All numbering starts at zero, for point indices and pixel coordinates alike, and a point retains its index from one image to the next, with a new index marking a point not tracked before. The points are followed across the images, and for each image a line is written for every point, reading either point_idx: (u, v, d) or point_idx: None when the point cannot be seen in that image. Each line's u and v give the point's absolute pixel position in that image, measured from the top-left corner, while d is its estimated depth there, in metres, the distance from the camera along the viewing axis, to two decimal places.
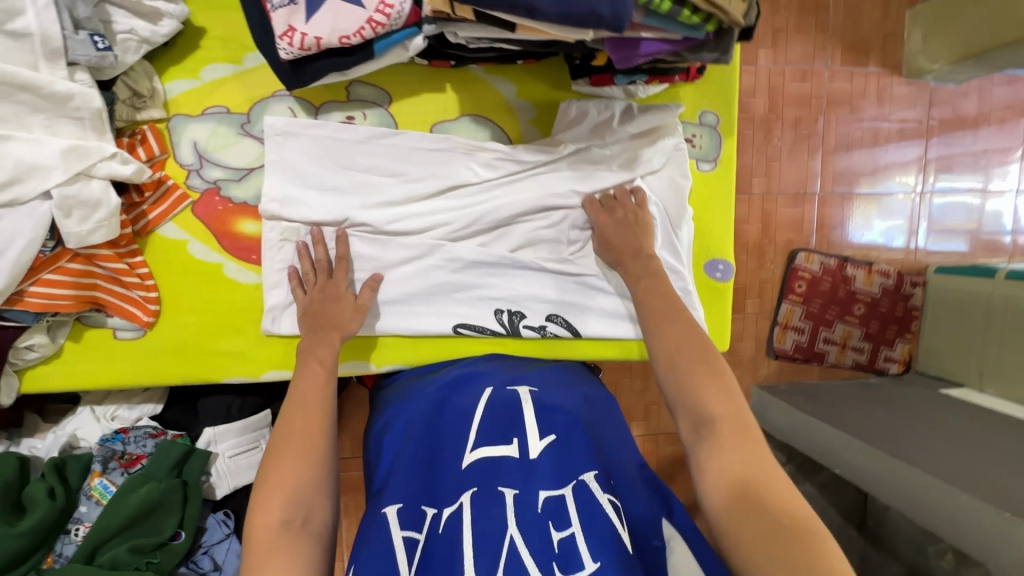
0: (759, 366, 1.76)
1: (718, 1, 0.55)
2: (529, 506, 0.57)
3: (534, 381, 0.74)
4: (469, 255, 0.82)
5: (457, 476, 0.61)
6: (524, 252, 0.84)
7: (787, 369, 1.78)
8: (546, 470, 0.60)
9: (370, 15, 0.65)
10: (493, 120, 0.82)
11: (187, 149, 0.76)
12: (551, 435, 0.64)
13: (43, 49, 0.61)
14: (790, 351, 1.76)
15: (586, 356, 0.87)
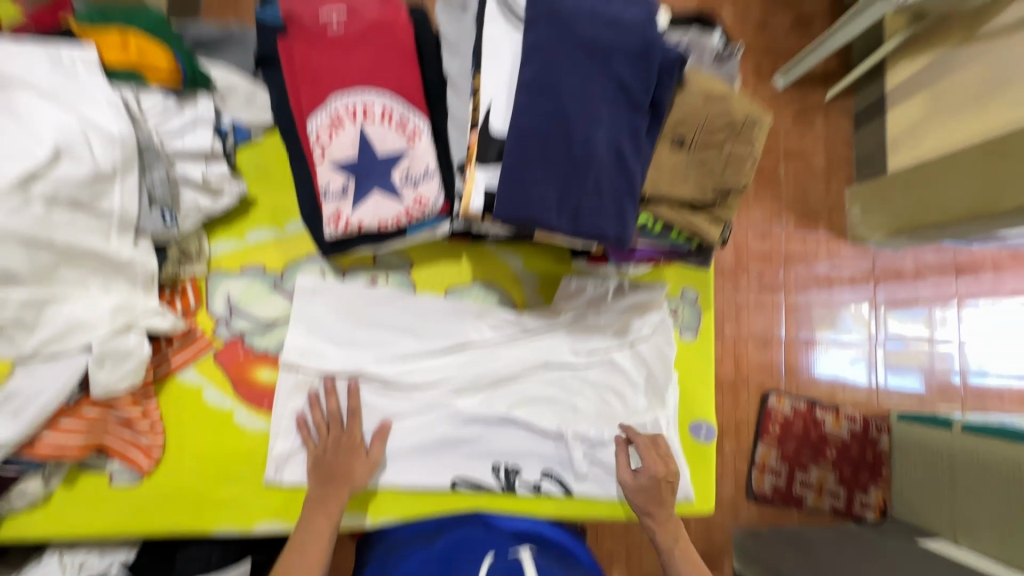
0: (739, 507, 1.77)
1: (700, 228, 0.68)
2: None
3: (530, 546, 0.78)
4: (472, 411, 0.87)
5: None
6: (523, 409, 0.89)
7: (768, 511, 1.79)
8: None
9: (405, 207, 0.77)
10: (501, 288, 0.92)
11: (220, 301, 0.82)
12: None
13: (118, 222, 0.68)
14: (769, 494, 1.78)
15: (577, 513, 0.89)
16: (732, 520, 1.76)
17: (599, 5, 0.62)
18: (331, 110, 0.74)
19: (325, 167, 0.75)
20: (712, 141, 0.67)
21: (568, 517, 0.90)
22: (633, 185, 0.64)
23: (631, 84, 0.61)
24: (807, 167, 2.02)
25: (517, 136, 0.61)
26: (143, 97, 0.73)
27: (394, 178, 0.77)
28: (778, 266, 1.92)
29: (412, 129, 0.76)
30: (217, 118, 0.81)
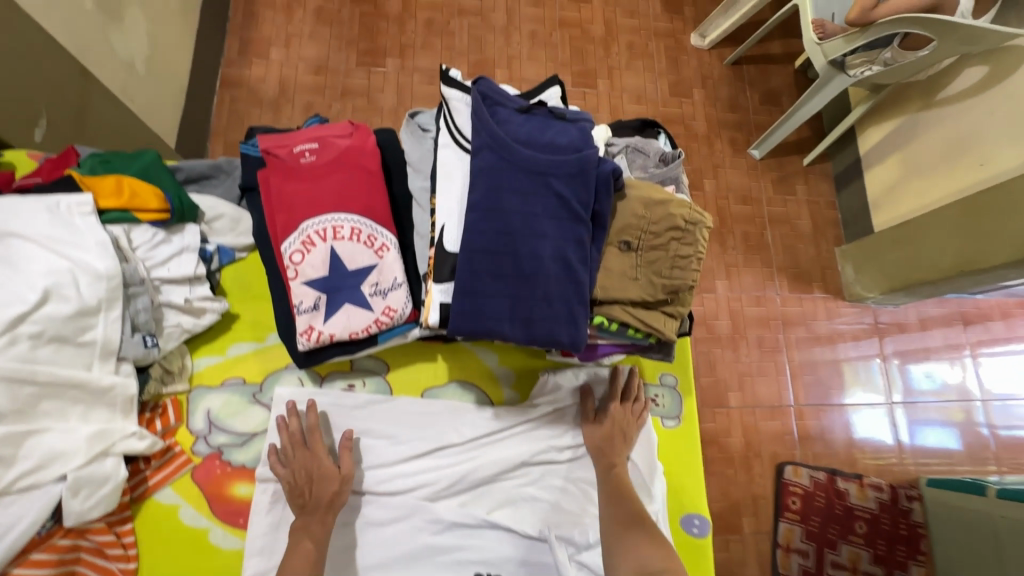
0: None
1: (654, 323, 0.70)
2: None
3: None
4: (450, 516, 0.85)
5: None
6: (503, 511, 0.87)
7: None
8: None
9: (376, 316, 0.80)
10: (477, 385, 0.93)
11: (200, 416, 0.85)
12: None
13: (101, 351, 0.72)
14: None
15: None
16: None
17: (536, 131, 0.67)
18: (302, 232, 0.79)
19: (297, 284, 0.79)
20: (656, 242, 0.69)
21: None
22: (581, 291, 0.66)
23: (570, 198, 0.65)
24: (793, 231, 2.03)
25: (466, 253, 0.65)
26: (133, 231, 0.80)
27: (364, 290, 0.81)
28: (777, 329, 1.90)
29: (380, 244, 0.82)
30: (203, 243, 0.87)
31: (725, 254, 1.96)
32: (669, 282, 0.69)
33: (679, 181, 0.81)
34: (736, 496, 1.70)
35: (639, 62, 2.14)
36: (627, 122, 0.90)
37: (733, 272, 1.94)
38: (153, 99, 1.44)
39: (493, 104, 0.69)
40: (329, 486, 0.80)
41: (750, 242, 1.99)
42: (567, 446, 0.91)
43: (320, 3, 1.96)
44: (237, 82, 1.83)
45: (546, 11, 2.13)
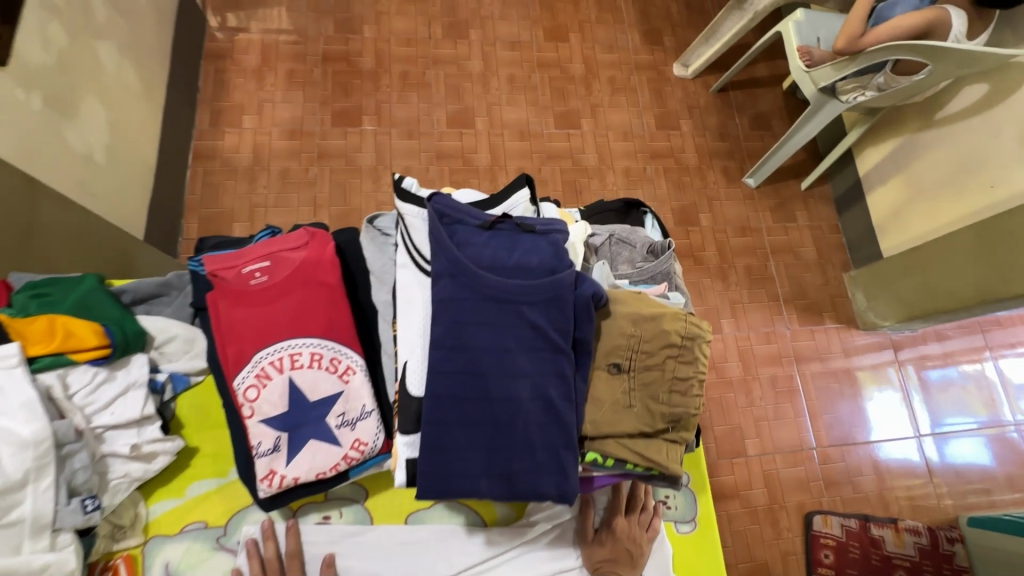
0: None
1: (654, 458, 0.60)
2: None
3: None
4: None
5: None
6: None
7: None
8: None
9: (345, 451, 0.72)
10: (466, 503, 0.83)
11: (158, 571, 0.76)
12: None
13: (32, 528, 0.64)
14: None
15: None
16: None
17: (501, 251, 0.59)
18: (256, 365, 0.71)
19: (253, 424, 0.71)
20: (650, 362, 0.61)
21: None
22: (569, 434, 0.57)
23: (547, 328, 0.57)
24: (798, 260, 1.94)
25: (432, 400, 0.57)
26: (69, 375, 0.73)
27: (329, 422, 0.72)
28: (791, 367, 1.79)
29: (345, 368, 0.73)
30: (153, 374, 0.80)
31: (729, 291, 1.87)
32: (669, 411, 0.60)
33: (671, 275, 0.72)
34: (764, 555, 1.58)
35: (622, 98, 2.08)
36: (609, 203, 0.82)
37: (738, 310, 1.84)
38: (117, 188, 1.38)
39: (452, 222, 0.61)
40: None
41: (753, 276, 1.90)
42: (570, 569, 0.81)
43: (291, 65, 1.91)
44: (210, 154, 1.78)
45: (523, 53, 2.08)
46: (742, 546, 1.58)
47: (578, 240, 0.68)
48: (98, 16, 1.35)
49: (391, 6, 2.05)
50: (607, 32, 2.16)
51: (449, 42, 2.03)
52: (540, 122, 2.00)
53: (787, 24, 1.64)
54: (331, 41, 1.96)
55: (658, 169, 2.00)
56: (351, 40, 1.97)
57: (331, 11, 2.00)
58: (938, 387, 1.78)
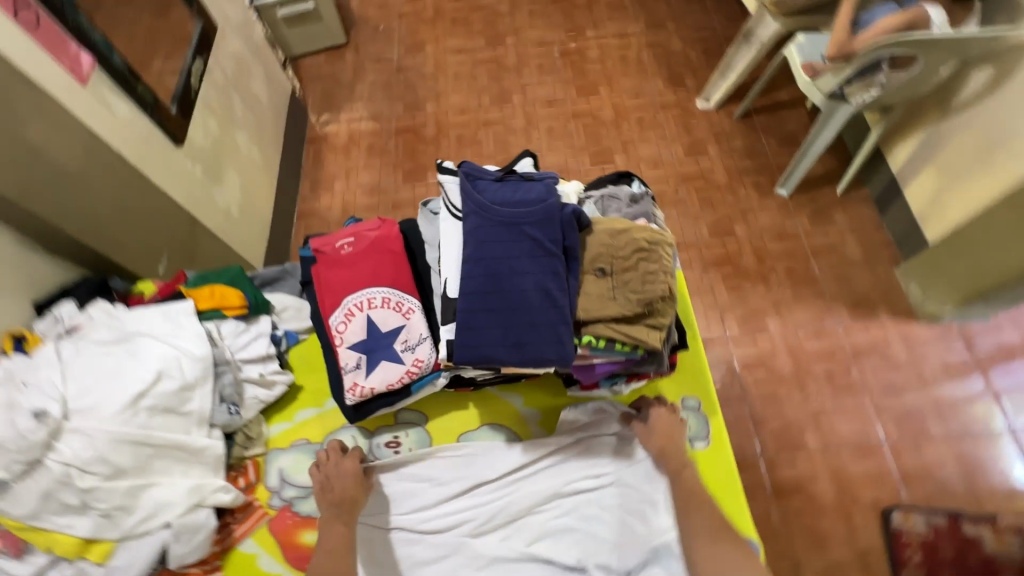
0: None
1: (637, 335, 0.78)
2: None
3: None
4: (491, 551, 0.92)
5: None
6: (542, 544, 0.93)
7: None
8: None
9: (408, 367, 0.94)
10: (506, 426, 1.02)
11: (275, 474, 0.99)
12: None
13: (198, 420, 0.92)
14: None
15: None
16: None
17: (508, 192, 0.84)
18: (345, 307, 0.98)
19: (343, 349, 0.96)
20: (627, 264, 0.80)
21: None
22: (564, 314, 0.77)
23: (543, 240, 0.79)
24: (843, 259, 1.94)
25: (462, 297, 0.80)
26: (221, 325, 1.03)
27: (396, 347, 0.96)
28: (848, 362, 1.75)
29: (407, 309, 0.98)
30: (274, 329, 1.09)
31: (771, 291, 1.89)
32: (643, 296, 0.78)
33: (651, 215, 0.93)
34: (840, 553, 1.48)
35: (650, 133, 2.33)
36: (605, 176, 1.02)
37: (782, 308, 1.85)
38: (245, 235, 1.81)
39: (474, 178, 0.87)
40: (348, 484, 0.92)
41: (795, 277, 1.92)
42: (592, 481, 0.95)
43: (371, 140, 2.38)
44: (311, 213, 2.23)
45: (559, 108, 2.42)
46: (812, 543, 1.50)
47: (570, 192, 0.94)
48: (236, 114, 1.86)
49: (448, 86, 2.51)
50: (633, 82, 2.47)
51: (496, 107, 2.43)
52: (576, 161, 2.29)
53: (789, 46, 1.84)
54: (402, 118, 2.43)
55: (690, 189, 2.17)
56: (417, 115, 2.43)
57: (402, 96, 2.49)
58: (1014, 385, 1.67)
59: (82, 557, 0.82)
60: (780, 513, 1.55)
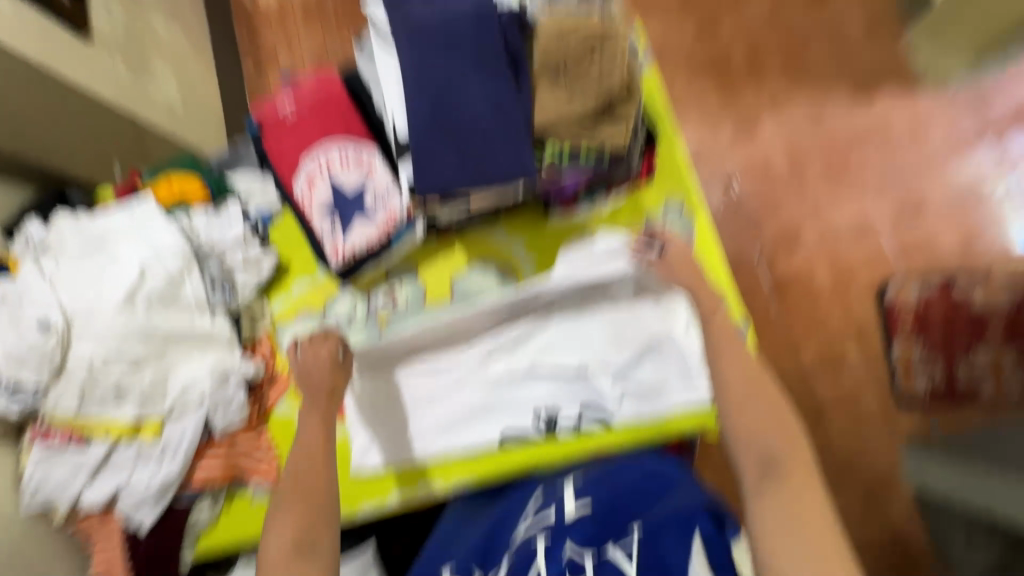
0: (897, 422, 1.45)
1: (601, 137, 0.79)
2: (555, 558, 0.70)
3: (533, 505, 0.84)
4: (499, 374, 0.98)
5: (504, 549, 0.78)
6: (547, 358, 0.98)
7: (935, 421, 1.45)
8: (584, 527, 0.74)
9: (381, 224, 0.94)
10: (495, 262, 1.03)
11: (288, 343, 1.05)
12: (586, 498, 0.79)
13: (197, 306, 0.95)
14: (926, 396, 1.46)
15: (569, 462, 0.93)
16: (897, 440, 1.44)
17: (439, 6, 0.78)
18: (305, 173, 0.96)
19: (315, 216, 0.96)
20: (579, 64, 0.78)
21: (566, 466, 0.93)
22: (522, 128, 0.76)
23: (488, 53, 0.76)
24: (845, 28, 1.69)
25: (413, 125, 0.75)
26: (192, 216, 1.00)
27: (367, 204, 0.94)
28: (848, 148, 1.61)
29: (369, 164, 0.95)
30: (246, 213, 1.07)
31: (766, 82, 1.66)
32: (600, 95, 0.78)
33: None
34: (836, 331, 1.51)
35: None
36: None
37: (778, 100, 1.65)
38: None
39: None
40: (326, 375, 0.90)
41: (791, 61, 1.68)
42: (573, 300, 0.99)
43: None
44: None
45: None
46: (812, 329, 1.51)
47: None
48: None
49: None
50: None
51: None
52: None
53: None
54: None
55: None
56: None
57: None
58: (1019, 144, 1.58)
59: (136, 438, 0.91)
60: (780, 307, 1.53)
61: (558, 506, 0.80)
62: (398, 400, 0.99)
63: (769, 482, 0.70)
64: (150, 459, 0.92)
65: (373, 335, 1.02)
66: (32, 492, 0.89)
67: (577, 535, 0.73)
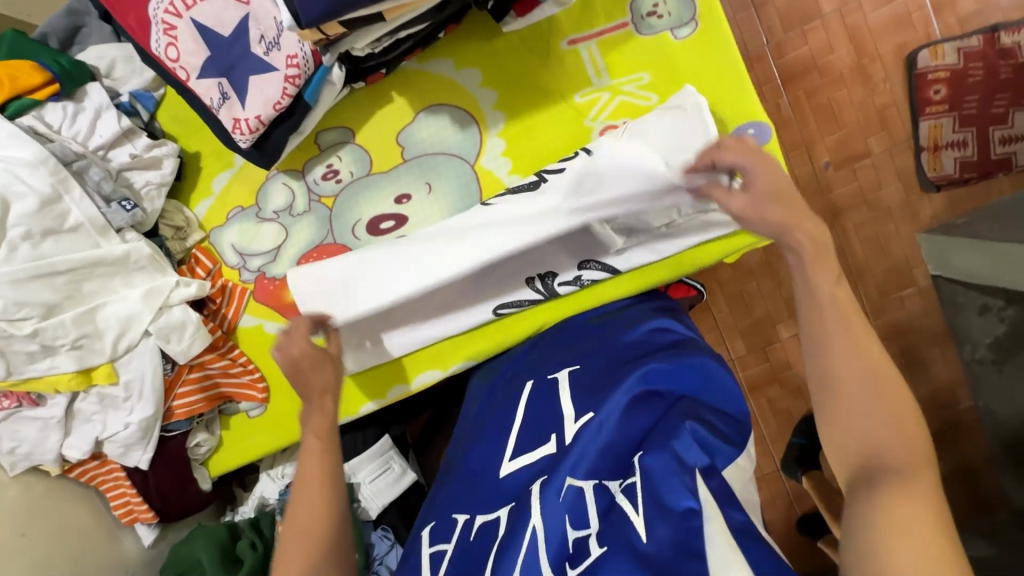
0: (918, 207, 1.30)
1: None
2: (553, 494, 0.56)
3: (520, 424, 0.67)
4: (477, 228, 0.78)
5: (496, 485, 0.63)
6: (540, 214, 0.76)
7: (961, 198, 1.29)
8: (593, 450, 0.58)
9: (285, 74, 0.69)
10: (445, 103, 0.81)
11: (230, 252, 0.89)
12: (586, 415, 0.62)
13: (95, 228, 0.77)
14: (956, 175, 1.28)
15: (563, 317, 0.83)
16: (915, 230, 1.30)
17: None
18: (157, 21, 0.70)
19: (195, 81, 0.72)
20: None
21: (555, 323, 0.83)
22: None
23: None
24: None
25: None
26: (45, 114, 0.77)
27: (256, 52, 0.70)
28: None
29: None
30: (117, 99, 0.82)
31: None
32: None
33: None
34: (854, 119, 1.29)
35: None
36: None
37: None
38: None
39: None
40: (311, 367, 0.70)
41: None
42: (576, 152, 0.76)
43: None
44: None
45: None
46: (827, 119, 1.30)
47: None
48: None
49: None
50: None
51: None
52: None
53: None
54: None
55: None
56: None
57: None
58: None
59: (94, 385, 0.81)
60: (792, 99, 1.31)
61: (555, 437, 0.62)
62: (361, 295, 0.81)
63: (870, 417, 0.50)
64: (118, 401, 0.83)
65: (324, 218, 0.86)
66: (11, 455, 0.81)
67: (575, 471, 0.57)
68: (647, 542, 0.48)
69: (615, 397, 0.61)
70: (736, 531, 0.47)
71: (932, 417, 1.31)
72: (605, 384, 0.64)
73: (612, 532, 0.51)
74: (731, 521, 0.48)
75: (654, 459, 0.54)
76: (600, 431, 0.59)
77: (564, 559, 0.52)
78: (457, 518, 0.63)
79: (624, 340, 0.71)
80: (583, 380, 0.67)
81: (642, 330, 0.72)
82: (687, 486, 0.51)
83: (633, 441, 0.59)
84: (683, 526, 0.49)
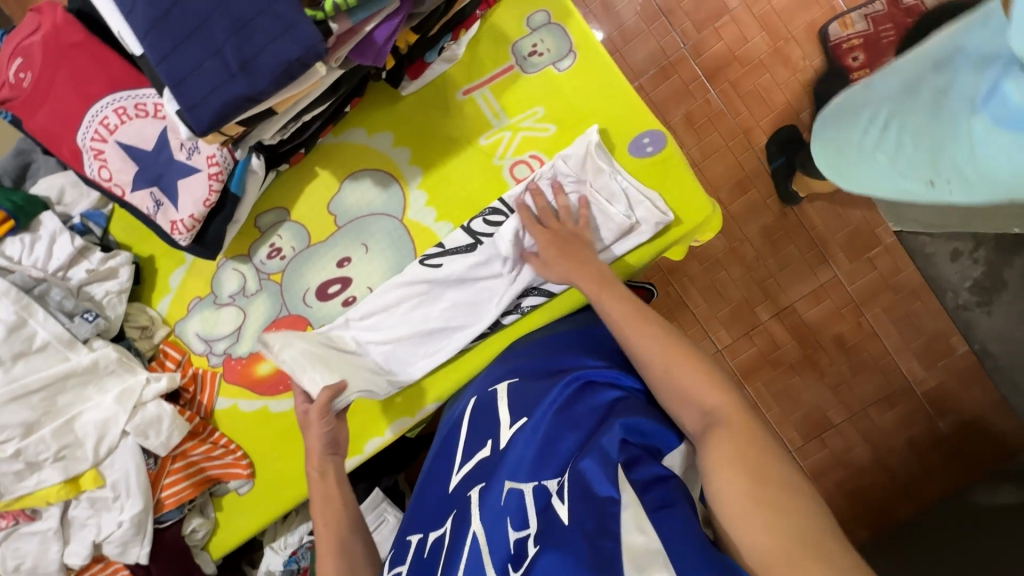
0: None
1: None
2: (494, 499, 0.58)
3: (462, 443, 0.69)
4: (423, 279, 0.83)
5: (444, 498, 0.65)
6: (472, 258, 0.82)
7: None
8: (524, 458, 0.59)
9: (208, 172, 0.76)
10: (367, 168, 0.87)
11: (195, 340, 0.94)
12: (521, 419, 0.64)
13: (63, 343, 0.82)
14: None
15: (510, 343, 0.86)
16: None
17: None
18: (86, 149, 0.77)
19: (130, 194, 0.78)
20: None
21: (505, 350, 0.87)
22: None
23: None
24: None
25: (152, 46, 0.58)
26: (5, 249, 0.84)
27: (181, 158, 0.77)
28: None
29: (153, 106, 0.75)
30: (69, 221, 0.89)
31: None
32: None
33: None
34: (783, 98, 1.32)
35: None
36: None
37: None
38: None
39: None
40: None
41: None
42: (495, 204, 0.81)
43: None
44: None
45: None
46: (756, 102, 1.33)
47: None
48: None
49: None
50: None
51: None
52: None
53: None
54: None
55: None
56: None
57: None
58: None
59: (82, 491, 0.85)
60: (719, 92, 1.34)
61: (491, 442, 0.65)
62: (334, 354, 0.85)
63: None
64: (108, 502, 0.86)
65: (276, 293, 0.91)
66: (16, 572, 0.85)
67: (514, 474, 0.58)
68: (571, 522, 0.51)
69: (548, 401, 0.63)
70: (653, 514, 0.49)
71: (931, 370, 1.28)
72: (538, 390, 0.66)
73: (547, 532, 0.52)
74: (650, 504, 0.50)
75: (586, 463, 0.55)
76: (534, 434, 0.61)
77: (506, 560, 0.53)
78: (411, 541, 0.65)
79: (557, 347, 0.73)
80: (518, 389, 0.68)
81: (584, 337, 0.75)
82: (611, 476, 0.53)
83: (570, 441, 0.60)
84: (605, 512, 0.51)
